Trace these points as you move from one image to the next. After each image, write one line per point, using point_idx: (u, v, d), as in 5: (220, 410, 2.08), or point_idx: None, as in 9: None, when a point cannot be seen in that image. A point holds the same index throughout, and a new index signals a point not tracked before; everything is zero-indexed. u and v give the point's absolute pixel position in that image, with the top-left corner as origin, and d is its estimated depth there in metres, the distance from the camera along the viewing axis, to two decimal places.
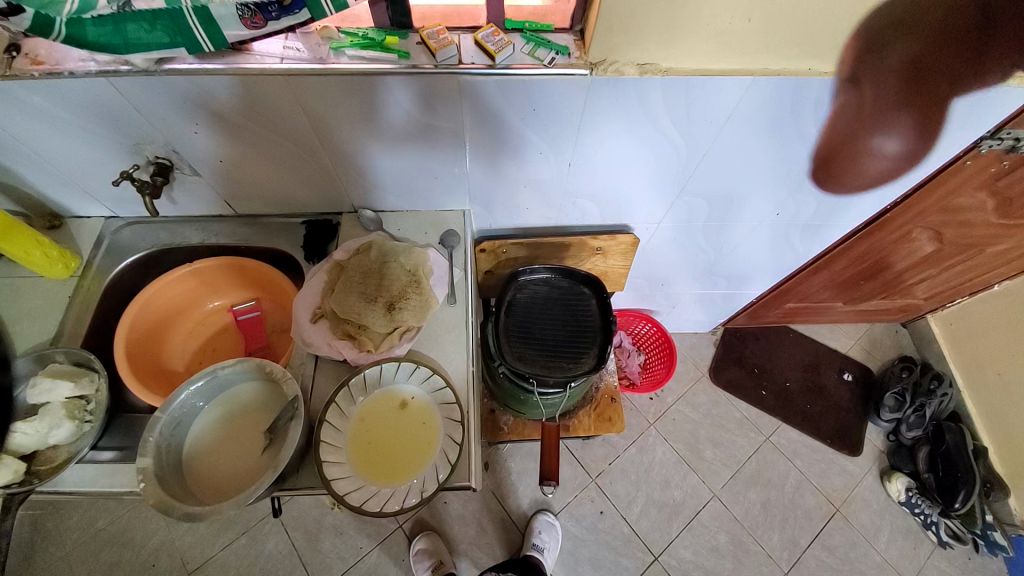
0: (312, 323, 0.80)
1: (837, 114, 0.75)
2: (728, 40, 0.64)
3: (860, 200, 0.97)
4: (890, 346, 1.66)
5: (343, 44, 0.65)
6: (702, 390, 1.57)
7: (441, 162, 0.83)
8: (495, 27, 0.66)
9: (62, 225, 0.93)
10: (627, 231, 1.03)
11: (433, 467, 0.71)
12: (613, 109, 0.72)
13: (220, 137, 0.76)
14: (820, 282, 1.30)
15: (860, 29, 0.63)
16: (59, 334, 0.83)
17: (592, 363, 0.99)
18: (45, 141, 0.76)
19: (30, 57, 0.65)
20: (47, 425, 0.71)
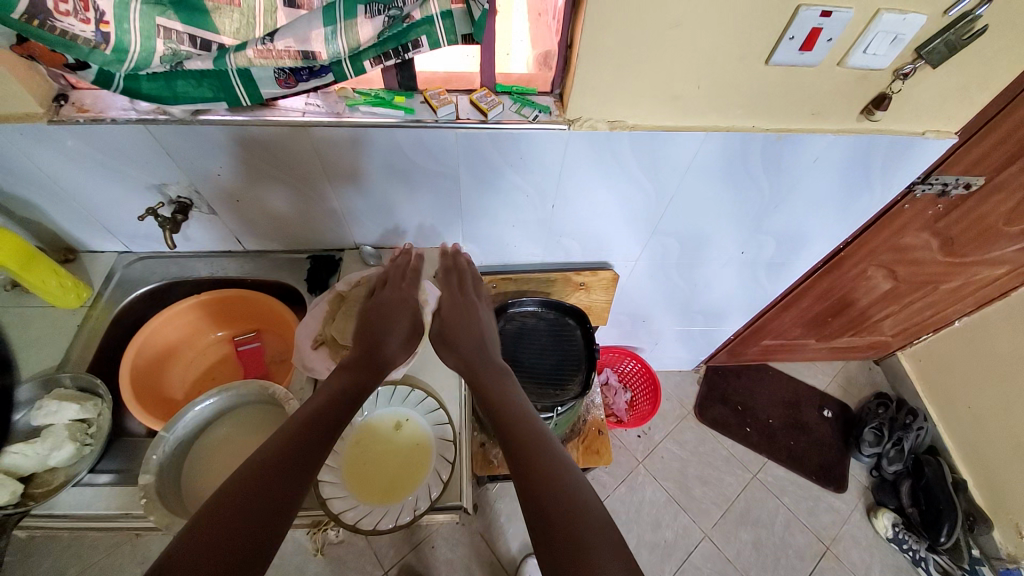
0: (313, 349, 0.85)
1: (781, 164, 0.87)
2: (683, 102, 0.76)
3: (815, 238, 1.07)
4: (866, 382, 1.73)
5: (357, 102, 0.75)
6: (688, 428, 1.59)
7: (437, 203, 0.92)
8: (487, 91, 0.78)
9: (76, 259, 0.99)
10: (607, 267, 1.12)
11: (426, 486, 0.74)
12: (590, 160, 0.83)
13: (238, 177, 0.84)
14: (792, 318, 1.39)
15: (793, 95, 0.76)
16: (64, 362, 0.87)
17: (577, 390, 1.05)
18: (76, 181, 0.84)
19: (78, 106, 0.75)
20: (48, 447, 0.74)
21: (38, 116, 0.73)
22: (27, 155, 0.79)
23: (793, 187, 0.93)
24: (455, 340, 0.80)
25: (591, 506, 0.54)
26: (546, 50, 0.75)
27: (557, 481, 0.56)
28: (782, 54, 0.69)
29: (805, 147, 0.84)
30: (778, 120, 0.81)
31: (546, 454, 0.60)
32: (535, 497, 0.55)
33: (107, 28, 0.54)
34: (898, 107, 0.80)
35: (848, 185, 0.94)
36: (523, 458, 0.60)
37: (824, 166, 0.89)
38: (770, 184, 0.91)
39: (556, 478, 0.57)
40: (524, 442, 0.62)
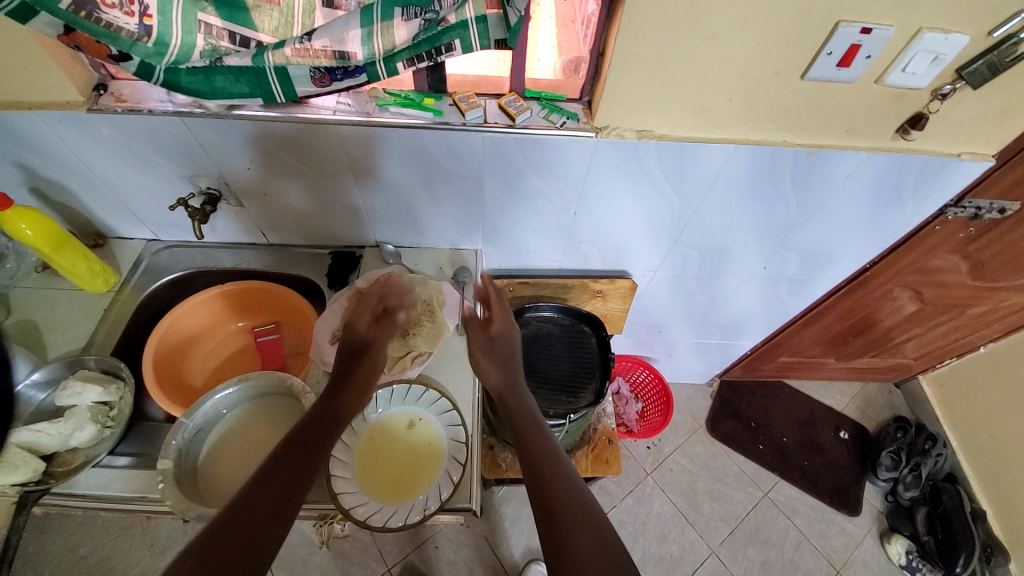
0: (331, 344, 0.86)
1: (808, 182, 0.86)
2: (714, 114, 0.75)
3: (840, 256, 1.05)
4: (884, 405, 1.69)
5: (387, 103, 0.76)
6: (699, 442, 1.57)
7: (460, 205, 0.92)
8: (516, 96, 0.78)
9: (105, 244, 1.02)
10: (626, 277, 1.10)
11: (436, 486, 0.74)
12: (615, 169, 0.83)
13: (267, 172, 0.86)
14: (811, 336, 1.36)
15: (830, 110, 0.75)
16: (90, 344, 0.89)
17: (589, 398, 1.05)
18: (111, 169, 0.86)
19: (116, 95, 0.77)
20: (71, 427, 0.76)
21: (79, 105, 0.76)
22: (67, 143, 0.81)
23: (822, 205, 0.91)
24: (484, 366, 0.79)
25: (611, 540, 0.55)
26: (574, 56, 0.75)
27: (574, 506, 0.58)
28: (818, 69, 0.68)
29: (836, 165, 0.83)
30: (811, 136, 0.79)
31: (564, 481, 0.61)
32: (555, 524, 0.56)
33: (150, 21, 0.56)
34: (935, 127, 0.78)
35: (879, 205, 0.92)
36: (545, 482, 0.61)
37: (854, 184, 0.87)
38: (798, 200, 0.90)
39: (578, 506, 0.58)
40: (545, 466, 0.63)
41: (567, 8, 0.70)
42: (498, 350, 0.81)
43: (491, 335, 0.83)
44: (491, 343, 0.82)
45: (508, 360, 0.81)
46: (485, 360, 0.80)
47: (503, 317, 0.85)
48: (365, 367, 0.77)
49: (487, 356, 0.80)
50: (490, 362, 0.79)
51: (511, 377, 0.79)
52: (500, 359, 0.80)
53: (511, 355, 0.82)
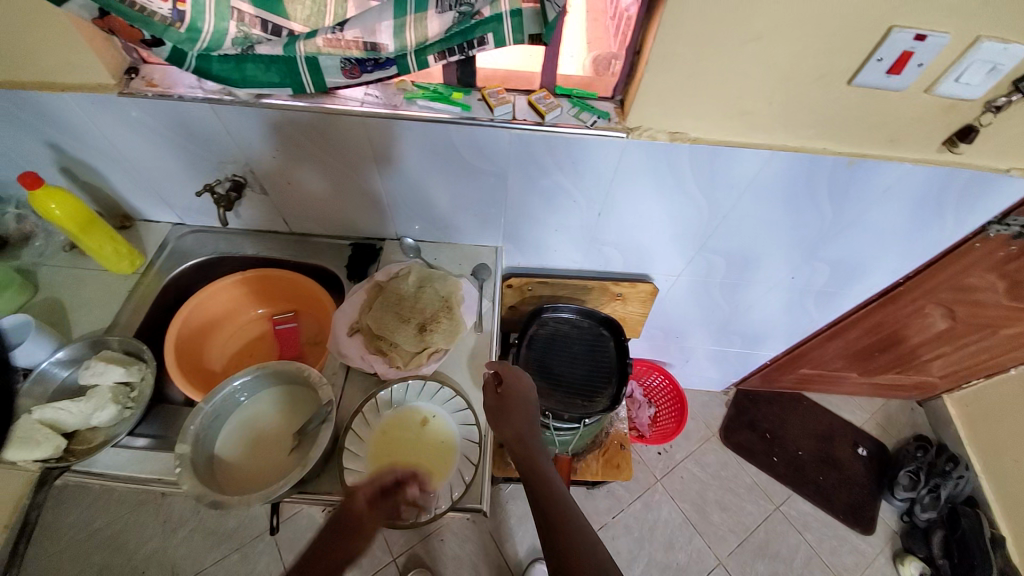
0: (348, 336, 0.86)
1: (844, 193, 0.83)
2: (751, 118, 0.72)
3: (871, 270, 1.02)
4: (906, 423, 1.64)
5: (415, 95, 0.75)
6: (711, 451, 1.55)
7: (483, 202, 0.91)
8: (547, 92, 0.76)
9: (131, 227, 1.04)
10: (647, 281, 1.08)
11: (448, 485, 0.74)
12: (645, 172, 0.81)
13: (294, 160, 0.85)
14: (835, 349, 1.32)
15: (873, 119, 0.72)
16: (114, 325, 0.91)
17: (605, 403, 1.04)
18: (140, 152, 0.87)
19: (147, 80, 0.77)
20: (93, 405, 0.78)
21: (110, 87, 0.76)
22: (98, 126, 0.82)
23: (858, 216, 0.88)
24: (500, 427, 0.75)
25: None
26: (603, 53, 0.74)
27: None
28: (867, 75, 0.65)
29: (876, 175, 0.80)
30: (852, 144, 0.76)
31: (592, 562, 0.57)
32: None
33: (183, 7, 0.55)
34: (985, 140, 0.74)
35: (919, 219, 0.88)
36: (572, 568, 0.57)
37: (893, 196, 0.83)
38: (834, 211, 0.87)
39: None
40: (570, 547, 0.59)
41: (597, 6, 0.71)
42: (512, 408, 0.76)
43: (504, 398, 0.77)
44: (505, 409, 0.76)
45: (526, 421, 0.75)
46: (501, 424, 0.75)
47: (518, 381, 0.79)
48: (357, 549, 0.63)
49: (502, 420, 0.75)
50: (506, 423, 0.75)
51: (529, 436, 0.73)
52: (516, 419, 0.75)
53: (529, 414, 0.76)
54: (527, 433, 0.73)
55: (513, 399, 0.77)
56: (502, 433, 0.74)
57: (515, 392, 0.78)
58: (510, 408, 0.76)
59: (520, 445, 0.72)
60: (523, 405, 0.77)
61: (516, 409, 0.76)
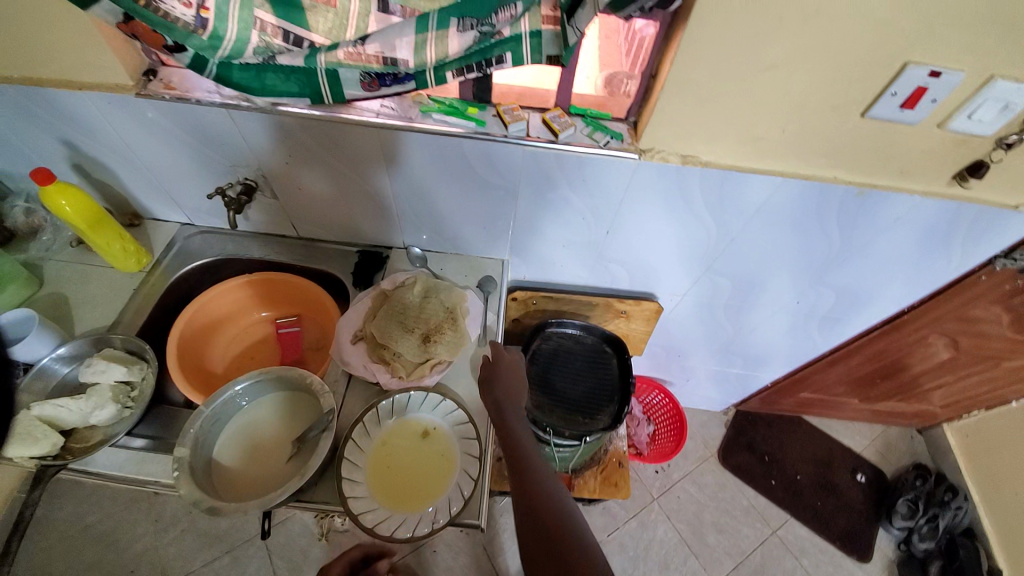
0: (351, 343, 0.86)
1: (852, 222, 0.83)
2: (764, 145, 0.73)
3: (876, 298, 1.02)
4: (904, 451, 1.63)
5: (430, 108, 0.76)
6: (709, 471, 1.54)
7: (492, 215, 0.91)
8: (561, 111, 0.77)
9: (140, 224, 1.04)
10: (652, 299, 1.08)
11: (446, 499, 0.73)
12: (655, 193, 0.81)
13: (307, 166, 0.85)
14: (837, 374, 1.32)
15: (883, 151, 0.72)
16: (118, 323, 0.91)
17: (606, 421, 1.03)
18: (154, 152, 0.87)
19: (164, 82, 0.78)
20: (93, 404, 0.78)
21: (128, 88, 0.77)
22: (113, 125, 0.83)
23: (866, 245, 0.88)
24: (490, 390, 0.78)
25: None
26: (614, 71, 0.73)
27: (568, 545, 0.59)
28: (880, 109, 0.66)
29: (886, 206, 0.80)
30: (862, 175, 0.76)
31: (563, 520, 0.62)
32: (556, 565, 0.58)
33: (207, 14, 0.56)
34: (994, 176, 0.74)
35: (926, 250, 0.88)
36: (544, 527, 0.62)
37: (901, 227, 0.84)
38: (842, 239, 0.87)
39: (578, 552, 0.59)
40: (544, 507, 0.64)
41: (609, 25, 0.69)
42: (502, 378, 0.80)
43: (496, 366, 0.81)
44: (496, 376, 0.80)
45: (514, 392, 0.79)
46: (488, 388, 0.79)
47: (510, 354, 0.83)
48: None
49: (490, 385, 0.79)
50: (495, 386, 0.78)
51: (512, 404, 0.77)
52: (504, 386, 0.79)
53: (518, 385, 0.80)
54: (514, 403, 0.77)
55: (504, 367, 0.81)
56: (490, 396, 0.78)
57: (506, 362, 0.82)
58: (498, 375, 0.80)
59: (503, 411, 0.76)
60: (510, 372, 0.81)
61: (506, 377, 0.80)
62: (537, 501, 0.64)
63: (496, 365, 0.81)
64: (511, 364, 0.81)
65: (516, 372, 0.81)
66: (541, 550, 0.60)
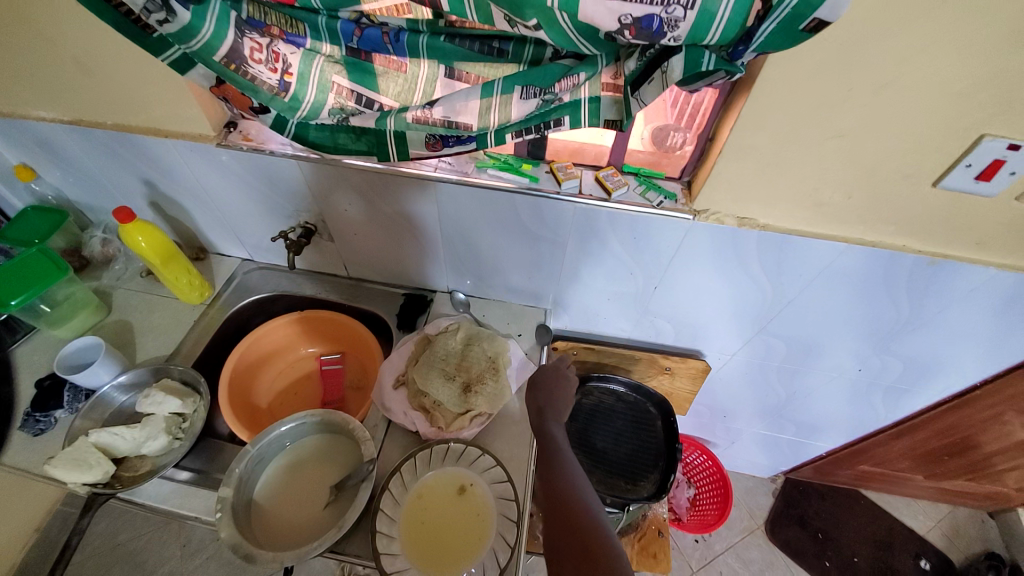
0: (393, 388, 0.86)
1: (920, 290, 0.79)
2: (827, 210, 0.71)
3: (947, 369, 0.94)
4: (977, 537, 1.45)
5: (486, 164, 0.79)
6: (754, 545, 1.42)
7: (540, 266, 0.91)
8: (614, 169, 0.77)
9: (205, 259, 1.10)
10: (699, 356, 1.04)
11: (481, 566, 0.70)
12: (707, 255, 0.80)
13: (362, 212, 0.89)
14: (900, 448, 1.21)
15: (955, 220, 0.68)
16: (176, 353, 0.95)
17: (649, 490, 1.02)
18: (225, 195, 0.94)
19: (243, 134, 0.84)
20: (146, 435, 0.80)
21: (210, 138, 0.83)
22: (193, 169, 0.90)
23: (935, 314, 0.82)
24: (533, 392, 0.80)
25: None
26: (660, 125, 0.73)
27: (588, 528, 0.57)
28: (953, 179, 0.63)
29: (957, 278, 0.75)
30: (933, 244, 0.72)
31: (588, 517, 0.58)
32: (576, 550, 0.55)
33: (290, 79, 0.60)
34: None
35: (1001, 324, 0.82)
36: (567, 520, 0.58)
37: (977, 297, 0.78)
38: (911, 306, 0.82)
39: (600, 550, 0.54)
40: (569, 501, 0.60)
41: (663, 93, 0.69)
42: (547, 384, 0.81)
43: (544, 369, 0.83)
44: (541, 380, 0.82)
45: (557, 399, 0.79)
46: (532, 391, 0.80)
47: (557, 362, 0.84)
48: None
49: (535, 392, 0.80)
50: (539, 392, 0.79)
51: (554, 409, 0.77)
52: (548, 391, 0.80)
53: (563, 392, 0.80)
54: (553, 403, 0.78)
55: (550, 374, 0.82)
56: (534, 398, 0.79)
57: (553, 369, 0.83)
58: (541, 382, 0.81)
59: (543, 416, 0.76)
60: (554, 377, 0.82)
61: (550, 385, 0.81)
62: (563, 495, 0.61)
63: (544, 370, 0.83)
64: (558, 372, 0.82)
65: (561, 379, 0.82)
66: (559, 529, 0.58)
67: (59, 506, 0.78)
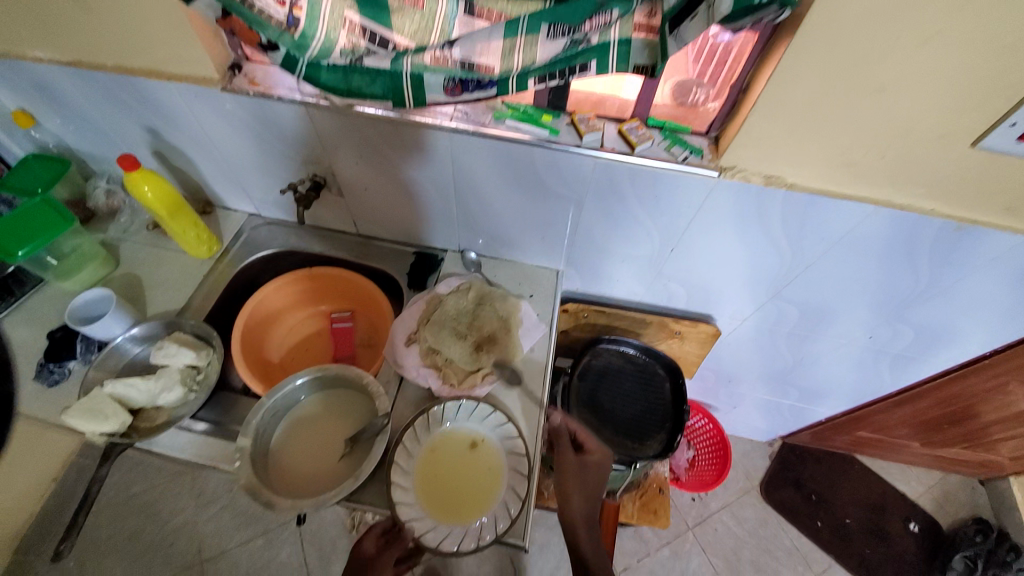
0: (405, 345, 0.86)
1: (943, 258, 0.77)
2: (859, 170, 0.68)
3: (959, 339, 0.94)
4: (965, 503, 1.50)
5: (504, 115, 0.75)
6: (749, 504, 1.47)
7: (555, 226, 0.89)
8: (639, 122, 0.74)
9: (210, 213, 1.08)
10: (709, 321, 1.04)
11: (493, 515, 0.71)
12: (729, 216, 0.78)
13: (372, 167, 0.87)
14: (900, 416, 1.23)
15: (988, 183, 0.66)
16: (186, 307, 0.94)
17: (656, 449, 1.03)
18: (229, 144, 0.90)
19: (249, 78, 0.80)
20: (161, 386, 0.80)
21: (214, 82, 0.79)
22: (196, 117, 0.86)
23: (954, 283, 0.81)
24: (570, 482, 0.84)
25: None
26: (681, 80, 0.71)
27: None
28: (994, 139, 0.60)
29: (984, 244, 0.73)
30: (961, 207, 0.70)
31: None
32: None
33: (299, 13, 0.58)
34: None
35: (1020, 295, 0.80)
36: None
37: (1000, 266, 0.76)
38: (931, 274, 0.80)
39: None
40: None
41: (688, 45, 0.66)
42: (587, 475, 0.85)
43: (583, 458, 0.87)
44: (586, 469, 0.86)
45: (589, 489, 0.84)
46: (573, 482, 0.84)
47: (593, 456, 0.88)
48: None
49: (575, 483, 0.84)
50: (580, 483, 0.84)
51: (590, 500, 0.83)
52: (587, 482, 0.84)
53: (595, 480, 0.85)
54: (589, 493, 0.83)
55: (589, 464, 0.86)
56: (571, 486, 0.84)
57: (596, 459, 0.87)
58: (580, 477, 0.84)
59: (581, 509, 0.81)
60: (589, 467, 0.86)
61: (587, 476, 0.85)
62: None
63: (585, 458, 0.87)
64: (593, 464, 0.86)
65: (596, 470, 0.86)
66: None
67: (73, 457, 0.79)
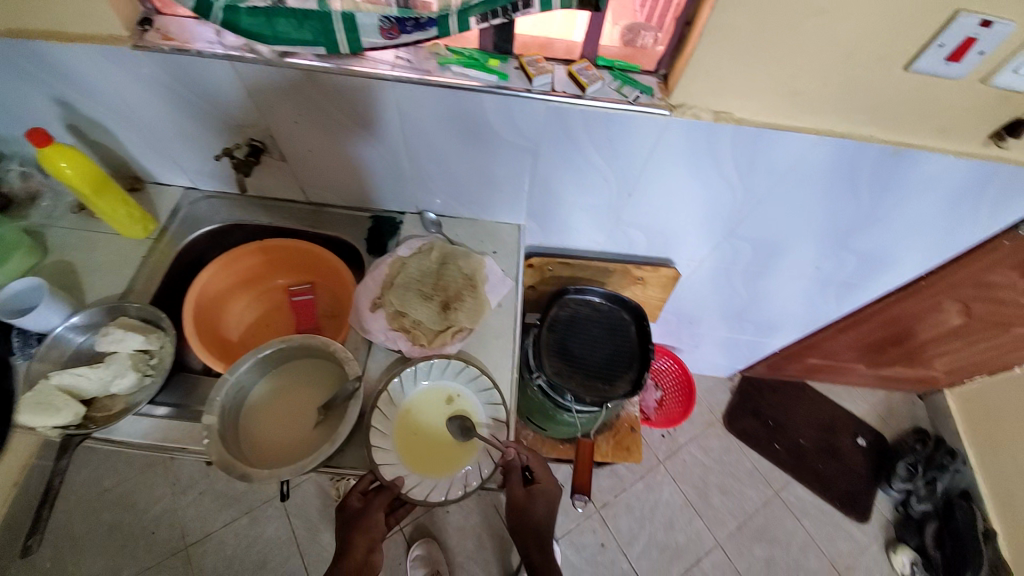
0: (371, 310, 0.84)
1: (880, 184, 0.81)
2: (802, 100, 0.69)
3: (897, 262, 1.00)
4: (905, 415, 1.65)
5: (449, 61, 0.71)
6: (714, 435, 1.57)
7: (512, 178, 0.88)
8: (588, 63, 0.72)
9: (142, 189, 1.00)
10: (670, 265, 1.07)
11: (476, 464, 0.74)
12: (682, 156, 0.79)
13: (315, 128, 0.82)
14: (845, 341, 1.32)
15: (919, 105, 0.69)
16: (130, 291, 0.88)
17: (625, 388, 1.06)
18: (152, 111, 0.82)
19: (162, 32, 0.72)
20: (113, 373, 0.77)
21: (122, 39, 0.71)
22: (109, 81, 0.78)
23: (891, 208, 0.86)
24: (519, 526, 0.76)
25: None
26: (630, 23, 0.70)
27: None
28: (924, 62, 0.62)
29: (918, 167, 0.77)
30: (896, 132, 0.73)
31: None
32: None
33: None
34: None
35: (949, 215, 0.86)
36: None
37: (932, 188, 0.81)
38: (871, 200, 0.84)
39: None
40: None
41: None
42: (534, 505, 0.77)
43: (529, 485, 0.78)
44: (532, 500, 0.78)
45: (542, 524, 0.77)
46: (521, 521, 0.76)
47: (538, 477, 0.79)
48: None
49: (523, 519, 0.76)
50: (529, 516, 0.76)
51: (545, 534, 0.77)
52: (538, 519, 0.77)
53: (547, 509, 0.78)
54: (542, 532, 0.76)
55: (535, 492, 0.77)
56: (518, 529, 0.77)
57: (543, 488, 0.78)
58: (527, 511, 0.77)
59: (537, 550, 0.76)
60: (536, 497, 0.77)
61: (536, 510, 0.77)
62: None
63: (534, 489, 0.78)
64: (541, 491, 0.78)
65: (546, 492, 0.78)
66: None
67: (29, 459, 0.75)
